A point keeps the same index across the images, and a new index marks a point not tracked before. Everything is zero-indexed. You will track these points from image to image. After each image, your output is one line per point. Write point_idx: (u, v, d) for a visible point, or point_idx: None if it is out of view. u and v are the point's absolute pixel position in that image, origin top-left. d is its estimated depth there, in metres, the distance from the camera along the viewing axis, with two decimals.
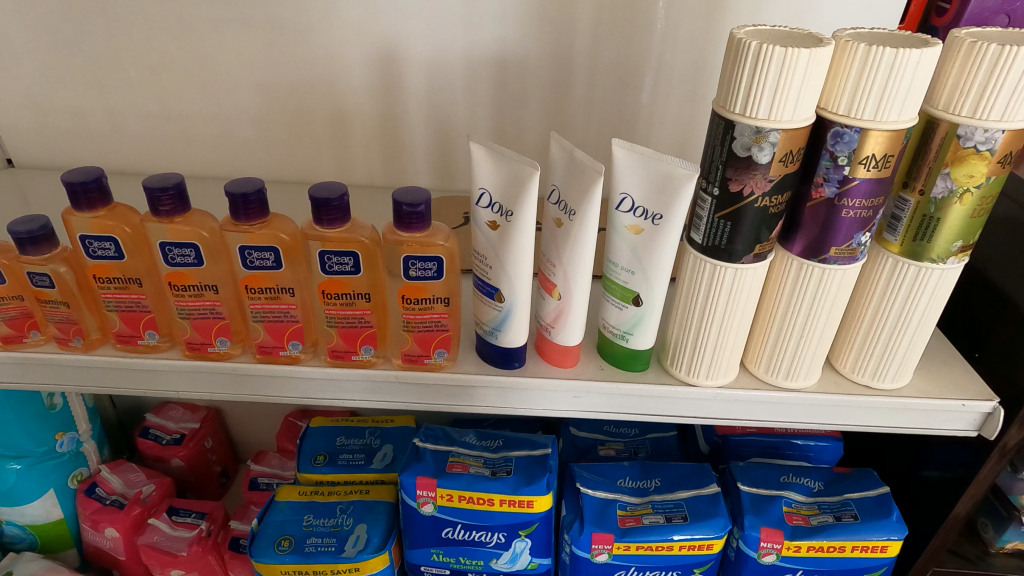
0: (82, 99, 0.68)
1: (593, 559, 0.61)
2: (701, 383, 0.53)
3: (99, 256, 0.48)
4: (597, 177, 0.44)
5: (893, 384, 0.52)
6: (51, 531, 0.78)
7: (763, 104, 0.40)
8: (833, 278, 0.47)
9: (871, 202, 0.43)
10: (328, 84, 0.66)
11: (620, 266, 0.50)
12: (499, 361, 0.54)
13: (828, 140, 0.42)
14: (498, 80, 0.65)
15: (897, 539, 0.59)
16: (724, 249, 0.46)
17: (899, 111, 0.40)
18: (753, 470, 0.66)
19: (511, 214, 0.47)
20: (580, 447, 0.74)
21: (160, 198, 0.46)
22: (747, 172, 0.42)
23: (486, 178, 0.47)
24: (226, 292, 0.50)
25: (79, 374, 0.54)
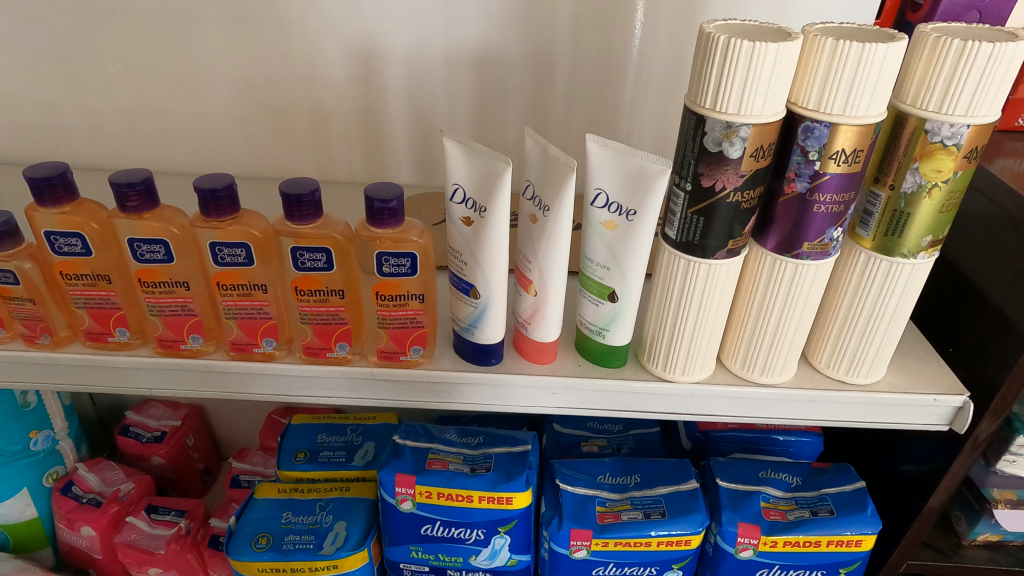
0: (54, 94, 0.67)
1: (572, 555, 0.61)
2: (678, 378, 0.53)
3: (66, 252, 0.48)
4: (570, 173, 0.44)
5: (867, 379, 0.53)
6: (25, 530, 0.77)
7: (732, 99, 0.40)
8: (807, 273, 0.47)
9: (842, 197, 0.44)
10: (306, 79, 0.65)
11: (596, 262, 0.49)
12: (475, 357, 0.54)
13: (799, 135, 0.42)
14: (478, 76, 0.65)
15: (872, 533, 0.60)
16: (698, 245, 0.46)
17: (868, 106, 0.40)
18: (732, 466, 0.66)
19: (484, 210, 0.46)
20: (563, 444, 0.74)
21: (128, 193, 0.45)
22: (719, 167, 0.42)
23: (459, 173, 0.47)
24: (198, 289, 0.50)
25: (48, 371, 0.53)
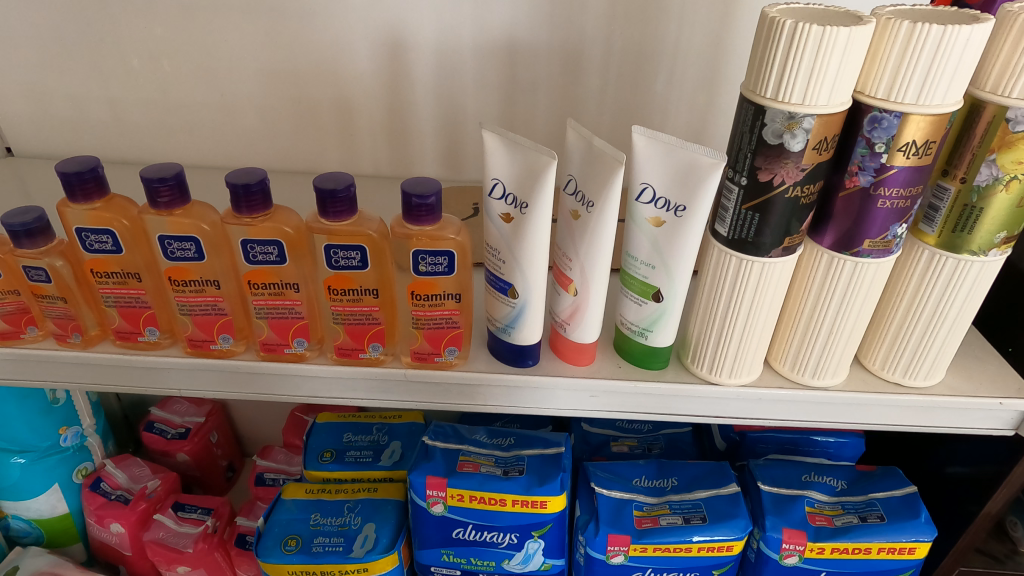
0: (79, 87, 0.65)
1: (609, 561, 0.59)
2: (725, 381, 0.51)
3: (96, 250, 0.46)
4: (618, 167, 0.42)
5: (925, 381, 0.50)
6: (57, 525, 0.77)
7: (797, 88, 0.37)
8: (866, 272, 0.44)
9: (909, 191, 0.41)
10: (331, 71, 0.63)
11: (640, 260, 0.47)
12: (512, 359, 0.52)
13: (865, 125, 0.39)
14: (509, 66, 0.63)
15: (926, 540, 0.57)
16: (752, 243, 0.43)
17: (944, 94, 0.38)
18: (773, 469, 0.64)
19: (525, 206, 0.44)
20: (593, 444, 0.72)
21: (159, 189, 0.44)
22: (778, 160, 0.40)
23: (500, 168, 0.45)
24: (229, 288, 0.48)
25: (79, 371, 0.52)
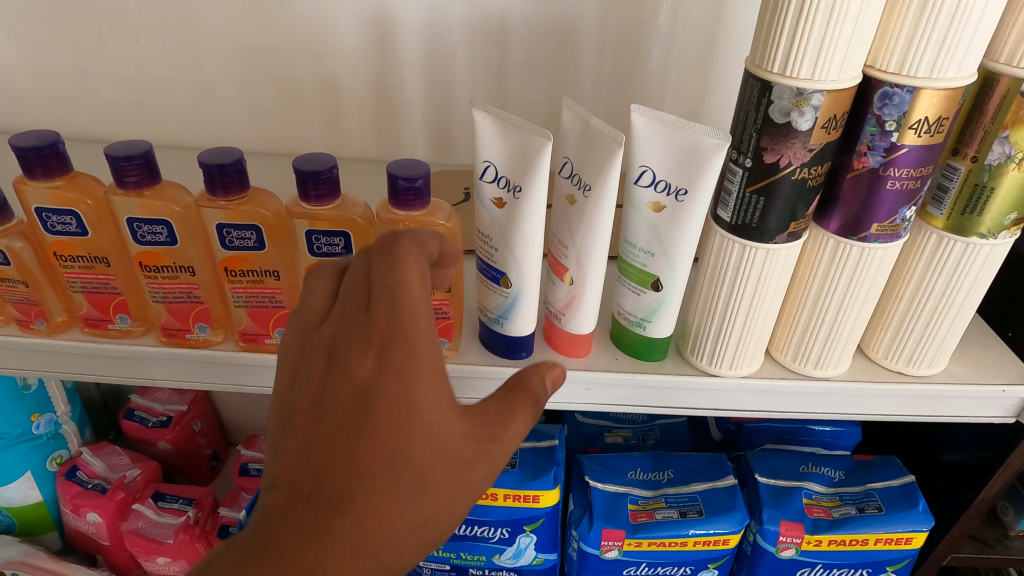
0: (47, 58, 0.62)
1: (603, 555, 0.58)
2: (725, 373, 0.49)
3: (59, 231, 0.43)
4: (616, 148, 0.40)
5: (929, 370, 0.49)
6: (31, 513, 0.74)
7: (806, 62, 0.36)
8: (873, 258, 0.43)
9: (919, 172, 0.39)
10: (315, 47, 0.60)
11: (638, 247, 0.45)
12: (505, 350, 0.50)
13: (875, 102, 0.37)
14: (502, 44, 0.60)
15: (924, 530, 0.57)
16: (755, 228, 0.42)
17: (958, 67, 0.36)
18: (770, 460, 0.63)
19: (519, 189, 0.42)
20: (586, 435, 0.70)
21: (126, 167, 0.41)
22: (785, 140, 0.38)
23: (491, 149, 0.42)
24: (204, 275, 0.45)
25: (46, 358, 0.50)
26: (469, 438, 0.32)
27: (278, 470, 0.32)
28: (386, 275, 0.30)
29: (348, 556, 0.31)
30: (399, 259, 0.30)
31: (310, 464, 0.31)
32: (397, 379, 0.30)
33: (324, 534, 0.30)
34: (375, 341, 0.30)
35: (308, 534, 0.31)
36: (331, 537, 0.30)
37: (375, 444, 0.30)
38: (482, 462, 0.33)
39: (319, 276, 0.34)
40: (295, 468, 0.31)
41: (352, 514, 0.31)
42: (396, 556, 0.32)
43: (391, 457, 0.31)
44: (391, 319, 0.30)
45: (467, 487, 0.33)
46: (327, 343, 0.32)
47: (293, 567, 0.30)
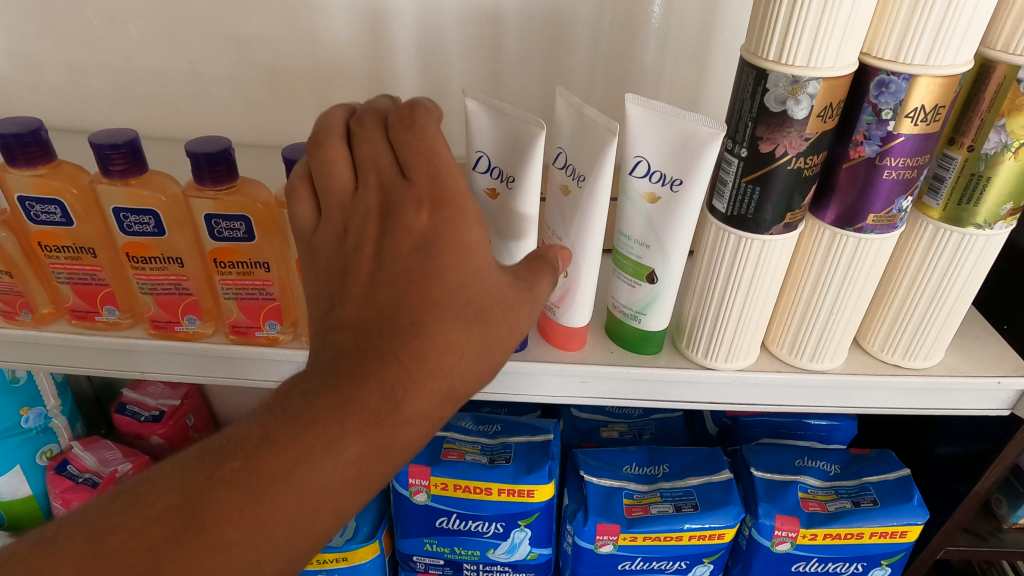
0: (34, 48, 0.61)
1: (597, 550, 0.58)
2: (720, 366, 0.49)
3: (44, 221, 0.43)
4: (611, 138, 0.39)
5: (924, 363, 0.49)
6: (20, 508, 0.73)
7: (801, 49, 0.35)
8: (870, 249, 0.42)
9: (916, 161, 0.39)
10: (306, 37, 0.59)
11: (633, 239, 0.45)
12: None
13: (871, 90, 0.37)
14: (496, 33, 0.58)
15: (918, 524, 0.56)
16: (751, 219, 0.41)
17: (955, 55, 0.36)
18: (766, 454, 0.63)
19: (512, 179, 0.41)
20: (582, 430, 0.69)
21: (111, 156, 0.40)
22: (781, 129, 0.37)
23: (484, 138, 0.42)
24: (193, 266, 0.45)
25: (33, 350, 0.49)
26: (518, 285, 0.35)
27: (347, 314, 0.33)
28: (417, 142, 0.35)
29: (426, 380, 0.32)
30: (421, 125, 0.35)
31: (377, 304, 0.33)
32: (454, 224, 0.33)
33: (386, 374, 0.32)
34: (427, 200, 0.34)
35: (387, 359, 0.32)
36: (410, 360, 0.32)
37: (441, 282, 0.33)
38: (532, 308, 0.35)
39: (336, 150, 0.36)
40: (365, 308, 0.33)
41: (429, 338, 0.32)
42: (464, 383, 0.33)
43: (456, 293, 0.33)
44: (434, 180, 0.34)
45: (521, 330, 0.35)
46: (373, 208, 0.35)
47: (375, 390, 0.31)
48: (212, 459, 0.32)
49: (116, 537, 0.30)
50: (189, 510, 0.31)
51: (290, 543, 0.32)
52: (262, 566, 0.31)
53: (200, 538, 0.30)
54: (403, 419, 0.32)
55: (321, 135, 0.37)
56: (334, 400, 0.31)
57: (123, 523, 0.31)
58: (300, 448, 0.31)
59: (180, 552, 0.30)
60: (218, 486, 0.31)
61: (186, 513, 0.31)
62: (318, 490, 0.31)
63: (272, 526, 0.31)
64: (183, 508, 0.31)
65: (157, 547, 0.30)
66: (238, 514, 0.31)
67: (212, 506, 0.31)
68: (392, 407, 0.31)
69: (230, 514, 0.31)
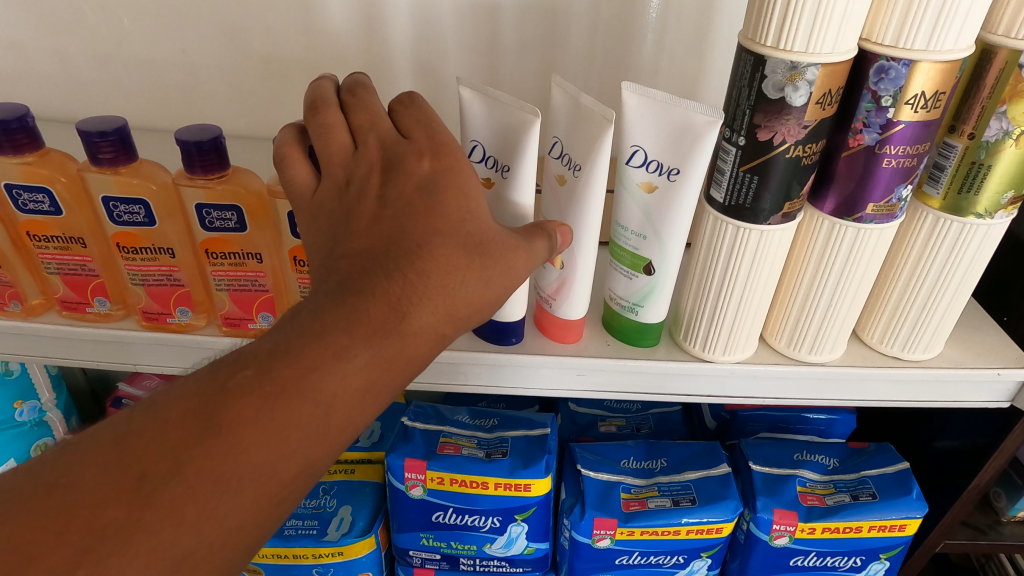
0: (26, 38, 0.60)
1: (594, 544, 0.58)
2: (718, 358, 0.48)
3: (32, 210, 0.43)
4: (607, 126, 0.39)
5: (924, 355, 0.48)
6: None
7: (800, 34, 0.35)
8: (869, 239, 0.42)
9: (915, 149, 0.38)
10: (301, 27, 0.59)
11: (630, 230, 0.44)
12: (494, 336, 0.49)
13: (871, 76, 0.36)
14: (493, 25, 0.57)
15: (917, 517, 0.56)
16: (749, 208, 0.41)
17: (955, 40, 0.35)
18: (764, 448, 0.62)
19: (506, 168, 0.41)
20: (579, 424, 0.69)
21: (99, 144, 0.40)
22: (779, 116, 0.37)
23: (479, 127, 0.41)
24: (184, 256, 0.45)
25: (23, 342, 0.49)
26: (517, 233, 0.36)
27: (352, 244, 0.33)
28: (416, 115, 0.38)
29: (431, 296, 0.32)
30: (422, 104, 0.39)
31: (380, 231, 0.33)
32: (454, 165, 0.35)
33: (387, 299, 0.31)
34: (427, 152, 0.35)
35: (393, 275, 0.31)
36: (415, 275, 0.32)
37: (443, 211, 0.33)
38: (533, 247, 0.35)
39: (331, 115, 0.38)
40: (370, 236, 0.33)
41: (433, 255, 0.32)
42: (468, 304, 0.33)
43: (458, 221, 0.33)
44: (433, 137, 0.36)
45: (523, 267, 0.35)
46: (374, 160, 0.36)
47: (382, 302, 0.31)
48: (227, 370, 0.30)
49: (137, 442, 0.29)
50: (206, 414, 0.29)
51: (306, 451, 0.30)
52: (275, 489, 0.30)
53: (217, 441, 0.29)
54: (410, 331, 0.31)
55: (317, 105, 0.39)
56: (343, 313, 0.31)
57: (142, 430, 0.29)
58: (312, 354, 0.30)
59: (199, 455, 0.29)
60: (235, 392, 0.29)
61: (204, 418, 0.29)
62: (331, 397, 0.30)
63: (287, 431, 0.29)
64: (202, 413, 0.29)
65: (178, 448, 0.29)
66: (253, 418, 0.29)
67: (230, 412, 0.29)
68: (398, 317, 0.31)
69: (247, 418, 0.29)
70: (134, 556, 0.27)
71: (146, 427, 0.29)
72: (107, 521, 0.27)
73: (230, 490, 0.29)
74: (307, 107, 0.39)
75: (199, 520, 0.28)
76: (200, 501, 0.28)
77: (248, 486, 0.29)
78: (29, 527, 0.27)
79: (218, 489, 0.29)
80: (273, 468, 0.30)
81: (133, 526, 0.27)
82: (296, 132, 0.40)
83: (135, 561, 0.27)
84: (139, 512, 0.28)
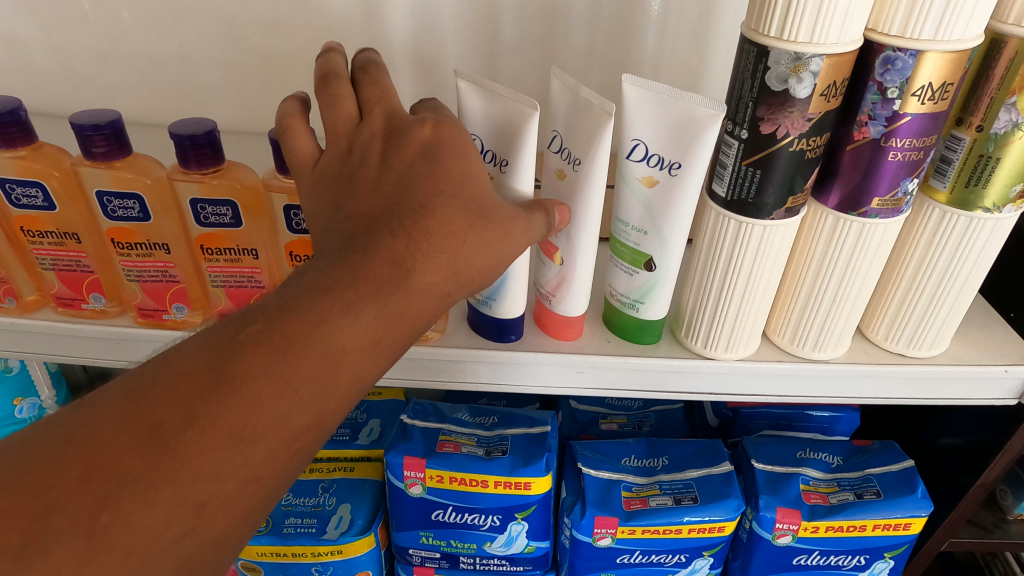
0: (23, 32, 0.59)
1: (595, 543, 0.57)
2: (720, 356, 0.47)
3: (26, 205, 0.42)
4: (606, 119, 0.38)
5: (929, 351, 0.47)
6: None
7: (804, 25, 0.34)
8: (874, 234, 0.41)
9: (922, 142, 0.37)
10: (299, 20, 0.58)
11: (631, 225, 0.44)
12: (493, 333, 0.49)
13: (877, 67, 0.36)
14: (492, 19, 0.57)
15: (922, 516, 0.56)
16: (752, 203, 0.40)
17: (964, 30, 0.34)
18: (767, 445, 0.62)
19: (505, 163, 0.40)
20: (580, 422, 0.68)
21: (92, 137, 0.40)
22: (783, 109, 0.36)
23: (476, 121, 0.41)
24: (180, 252, 0.44)
25: (18, 339, 0.48)
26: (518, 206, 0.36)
27: (356, 206, 0.33)
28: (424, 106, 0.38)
29: (435, 253, 0.31)
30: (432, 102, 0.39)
31: (383, 194, 0.33)
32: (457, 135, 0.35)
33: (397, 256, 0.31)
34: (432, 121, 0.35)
35: (398, 232, 0.31)
36: (419, 233, 0.31)
37: (445, 174, 0.33)
38: (533, 221, 0.36)
39: (342, 87, 0.37)
40: (374, 199, 0.33)
41: (437, 215, 0.32)
42: (472, 265, 0.33)
43: (460, 185, 0.33)
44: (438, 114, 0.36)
45: (521, 236, 0.35)
46: (378, 132, 0.35)
47: (387, 257, 0.30)
48: (236, 323, 0.30)
49: (150, 395, 0.28)
50: (221, 367, 0.28)
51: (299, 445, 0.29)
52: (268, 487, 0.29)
53: (229, 392, 0.28)
54: (415, 288, 0.31)
55: (329, 77, 0.38)
56: (348, 269, 0.30)
57: (155, 383, 0.28)
58: (319, 307, 0.29)
59: (212, 406, 0.28)
60: (244, 345, 0.29)
61: (215, 369, 0.28)
62: (339, 350, 0.29)
63: (298, 383, 0.29)
64: (213, 365, 0.28)
65: (191, 399, 0.28)
66: (263, 369, 0.28)
67: (242, 363, 0.28)
68: (403, 273, 0.30)
69: (261, 367, 0.28)
70: (149, 510, 0.27)
71: (158, 380, 0.28)
72: (126, 468, 0.27)
73: (243, 442, 0.28)
74: (318, 79, 0.38)
75: (216, 469, 0.28)
76: (217, 450, 0.28)
77: (262, 437, 0.28)
78: (48, 476, 0.27)
79: (232, 439, 0.28)
80: (285, 424, 0.29)
81: (150, 475, 0.27)
82: (300, 106, 0.39)
83: (153, 510, 0.27)
84: (156, 461, 0.27)
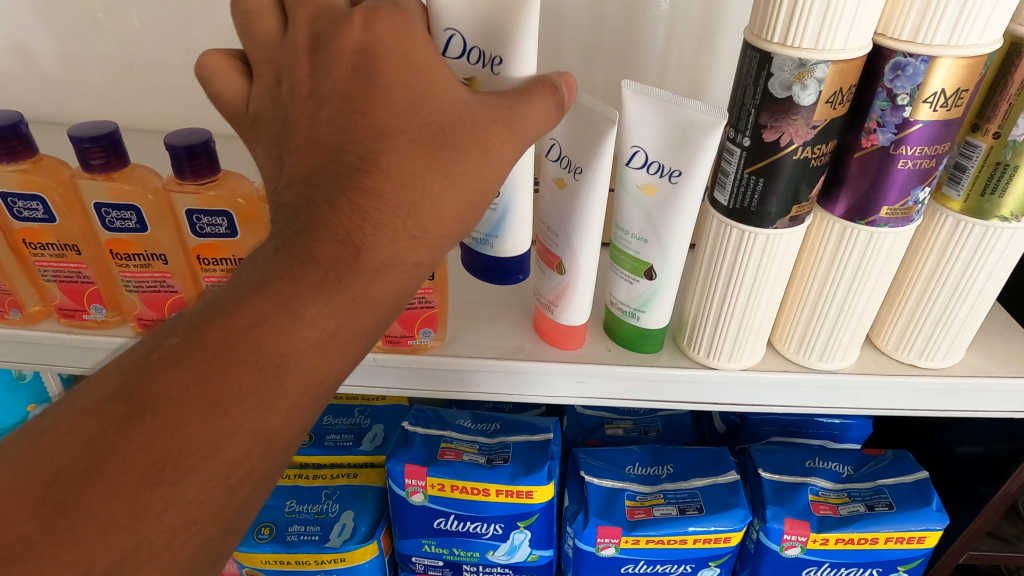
0: (33, 41, 0.60)
1: (599, 553, 0.56)
2: (723, 366, 0.46)
3: (26, 217, 0.43)
4: (609, 126, 0.38)
5: (943, 362, 0.46)
6: None
7: (809, 31, 0.32)
8: (882, 243, 0.40)
9: (933, 149, 0.36)
10: None
11: (631, 233, 0.43)
12: (497, 273, 0.45)
13: (886, 73, 0.34)
14: None
15: (937, 529, 0.54)
16: (755, 212, 0.39)
17: (980, 34, 0.33)
18: (775, 454, 0.60)
19: (497, 59, 0.36)
20: (586, 427, 0.67)
21: (90, 149, 0.40)
22: (786, 116, 0.35)
23: (453, 11, 0.35)
24: (177, 262, 0.44)
25: (23, 350, 0.49)
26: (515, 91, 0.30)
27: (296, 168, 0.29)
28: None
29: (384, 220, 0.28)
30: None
31: (322, 143, 0.29)
32: (425, 54, 0.30)
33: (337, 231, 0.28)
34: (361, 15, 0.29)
35: (335, 201, 0.28)
36: (362, 196, 0.28)
37: (385, 101, 0.28)
38: (523, 125, 0.30)
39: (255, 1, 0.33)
40: (311, 154, 0.29)
41: (413, 176, 0.28)
42: (436, 223, 0.29)
43: (408, 104, 0.28)
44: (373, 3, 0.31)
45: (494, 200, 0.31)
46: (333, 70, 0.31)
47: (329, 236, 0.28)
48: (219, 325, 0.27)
49: None
50: None
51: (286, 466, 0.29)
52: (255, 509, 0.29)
53: None
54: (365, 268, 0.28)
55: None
56: (289, 254, 0.28)
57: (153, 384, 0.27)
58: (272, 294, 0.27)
59: (175, 409, 0.26)
60: (230, 344, 0.27)
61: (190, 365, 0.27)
62: (325, 340, 0.28)
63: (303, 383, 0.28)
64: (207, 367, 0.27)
65: None
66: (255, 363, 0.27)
67: None
68: (352, 252, 0.28)
69: None
70: None
71: None
72: None
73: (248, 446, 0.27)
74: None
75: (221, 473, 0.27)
76: None
77: None
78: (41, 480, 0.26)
79: None
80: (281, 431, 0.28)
81: None
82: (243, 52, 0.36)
83: None
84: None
